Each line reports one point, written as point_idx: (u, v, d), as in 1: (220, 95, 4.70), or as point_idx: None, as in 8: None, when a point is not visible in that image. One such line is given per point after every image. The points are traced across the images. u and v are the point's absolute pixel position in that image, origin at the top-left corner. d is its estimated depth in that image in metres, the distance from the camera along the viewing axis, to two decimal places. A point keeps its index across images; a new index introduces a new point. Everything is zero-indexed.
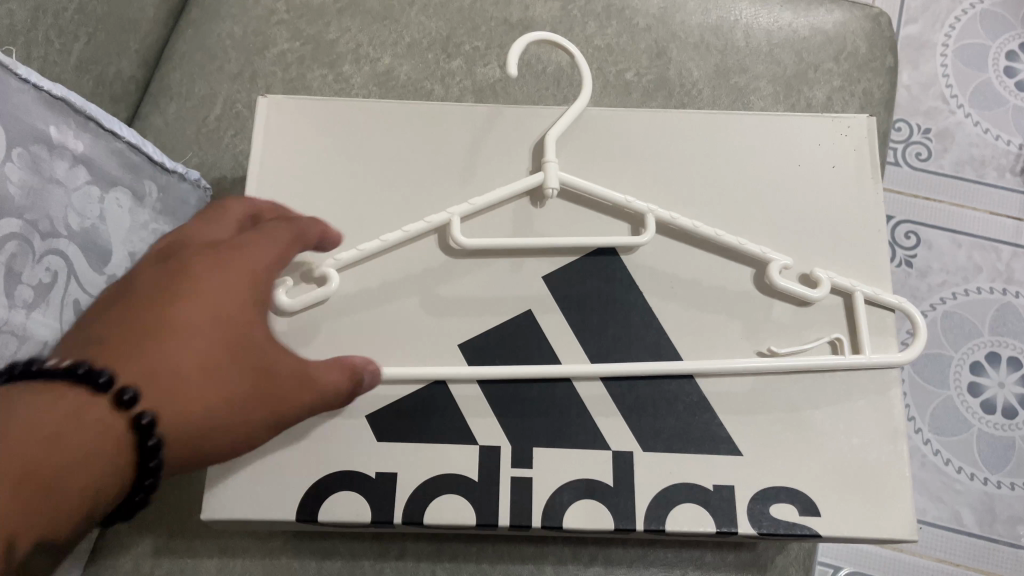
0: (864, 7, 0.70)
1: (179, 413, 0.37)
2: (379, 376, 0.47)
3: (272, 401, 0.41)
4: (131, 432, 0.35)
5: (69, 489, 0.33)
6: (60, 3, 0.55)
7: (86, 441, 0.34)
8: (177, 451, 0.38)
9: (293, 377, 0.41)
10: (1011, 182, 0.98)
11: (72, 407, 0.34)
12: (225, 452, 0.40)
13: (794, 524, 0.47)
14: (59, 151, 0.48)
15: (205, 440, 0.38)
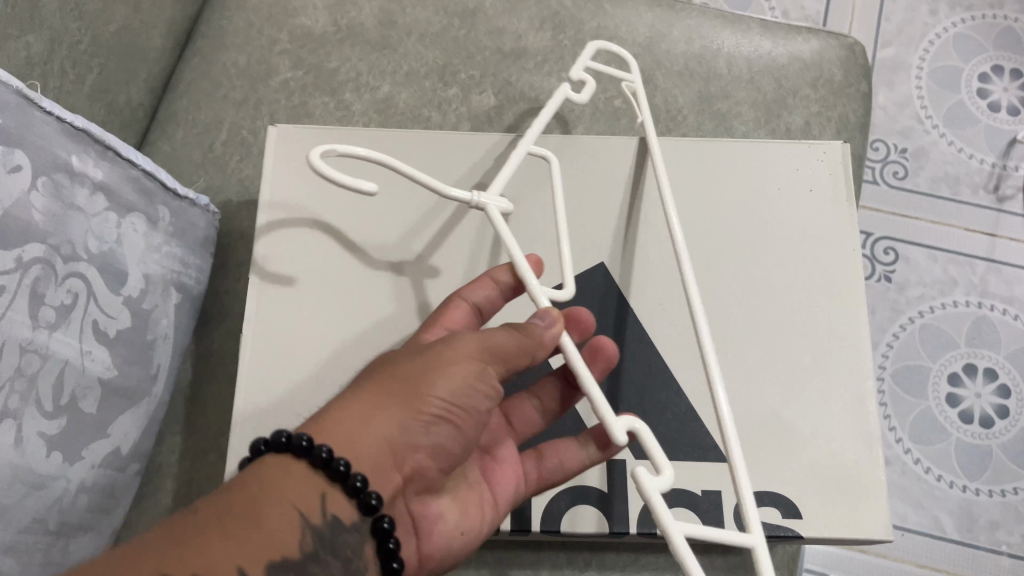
0: (839, 36, 0.73)
1: (340, 419, 0.40)
2: (552, 318, 0.44)
3: (412, 388, 0.41)
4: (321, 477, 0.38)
5: (264, 556, 0.35)
6: (75, 36, 0.57)
7: (282, 487, 0.37)
8: (368, 451, 0.40)
9: (421, 363, 0.42)
10: (985, 200, 1.02)
11: (264, 469, 0.38)
12: (414, 435, 0.41)
13: (778, 526, 0.50)
14: (80, 179, 0.51)
15: (370, 433, 0.40)
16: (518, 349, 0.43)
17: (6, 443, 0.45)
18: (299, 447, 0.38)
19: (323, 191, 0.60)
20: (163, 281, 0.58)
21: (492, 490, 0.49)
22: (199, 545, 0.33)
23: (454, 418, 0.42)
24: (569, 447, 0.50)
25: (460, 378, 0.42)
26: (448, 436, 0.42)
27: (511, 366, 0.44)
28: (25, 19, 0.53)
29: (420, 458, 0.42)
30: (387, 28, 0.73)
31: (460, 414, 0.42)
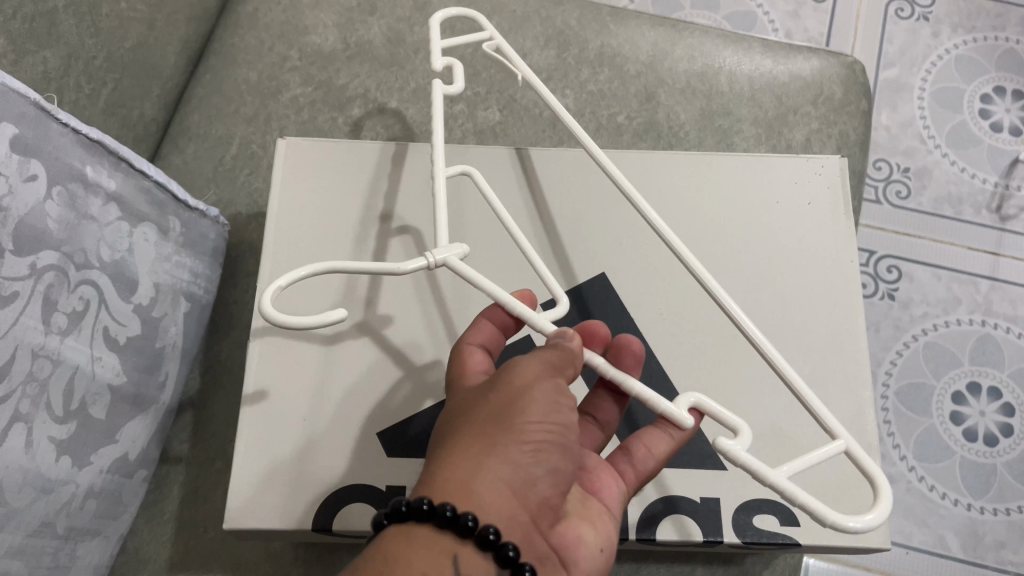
0: (839, 55, 0.75)
1: (449, 478, 0.37)
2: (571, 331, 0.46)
3: (501, 423, 0.39)
4: (447, 536, 0.35)
5: None
6: (91, 51, 0.59)
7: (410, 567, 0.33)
8: (491, 496, 0.37)
9: (499, 400, 0.41)
10: (988, 219, 1.02)
11: (389, 543, 0.35)
12: (529, 465, 0.38)
13: (776, 533, 0.51)
14: (94, 189, 0.52)
15: (486, 479, 0.37)
16: (568, 361, 0.44)
17: (18, 447, 0.46)
18: (422, 511, 0.35)
19: (331, 202, 0.62)
20: (173, 291, 0.59)
21: (607, 507, 0.45)
22: None
23: (558, 440, 0.40)
24: (652, 439, 0.46)
25: (544, 398, 0.40)
26: (558, 458, 0.40)
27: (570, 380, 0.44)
28: (42, 34, 0.55)
29: (542, 489, 0.39)
30: (395, 46, 0.74)
31: (560, 433, 0.40)
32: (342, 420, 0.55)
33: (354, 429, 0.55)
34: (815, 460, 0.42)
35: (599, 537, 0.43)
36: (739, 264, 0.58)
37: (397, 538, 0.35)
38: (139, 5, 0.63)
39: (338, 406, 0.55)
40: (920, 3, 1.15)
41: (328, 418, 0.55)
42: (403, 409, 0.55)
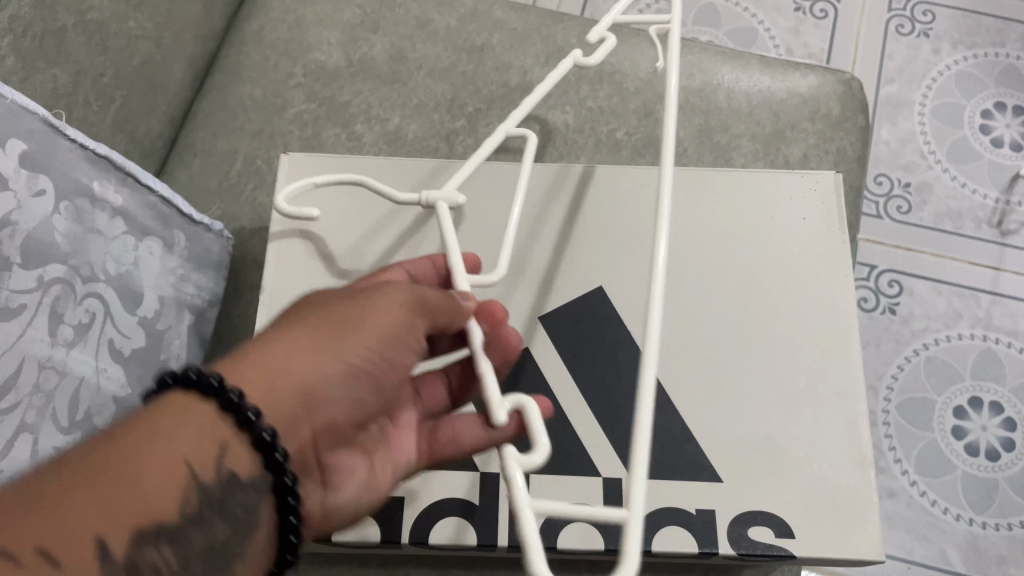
0: (836, 73, 0.76)
1: (258, 360, 0.39)
2: (471, 296, 0.48)
3: (337, 335, 0.41)
4: (219, 410, 0.36)
5: (156, 518, 0.33)
6: (99, 69, 0.60)
7: (176, 431, 0.35)
8: (283, 389, 0.39)
9: (343, 313, 0.43)
10: (988, 234, 1.03)
11: (163, 409, 0.35)
12: (330, 380, 0.40)
13: (771, 545, 0.51)
14: (101, 204, 0.54)
15: (293, 375, 0.39)
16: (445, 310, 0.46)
17: (24, 456, 0.47)
18: (204, 386, 0.36)
19: (331, 216, 0.63)
20: (177, 304, 0.60)
21: (394, 457, 0.49)
22: (97, 503, 0.31)
23: (372, 364, 0.42)
24: (472, 422, 0.47)
25: (384, 329, 0.43)
26: (362, 391, 0.42)
27: (438, 324, 0.46)
28: (52, 52, 0.56)
29: (333, 414, 0.41)
30: (398, 63, 0.75)
31: (375, 362, 0.43)
32: None
33: None
34: (548, 508, 0.39)
35: (370, 483, 0.47)
36: (734, 277, 0.59)
37: (169, 401, 0.36)
38: (147, 24, 0.64)
39: None
40: (920, 20, 1.16)
41: None
42: None
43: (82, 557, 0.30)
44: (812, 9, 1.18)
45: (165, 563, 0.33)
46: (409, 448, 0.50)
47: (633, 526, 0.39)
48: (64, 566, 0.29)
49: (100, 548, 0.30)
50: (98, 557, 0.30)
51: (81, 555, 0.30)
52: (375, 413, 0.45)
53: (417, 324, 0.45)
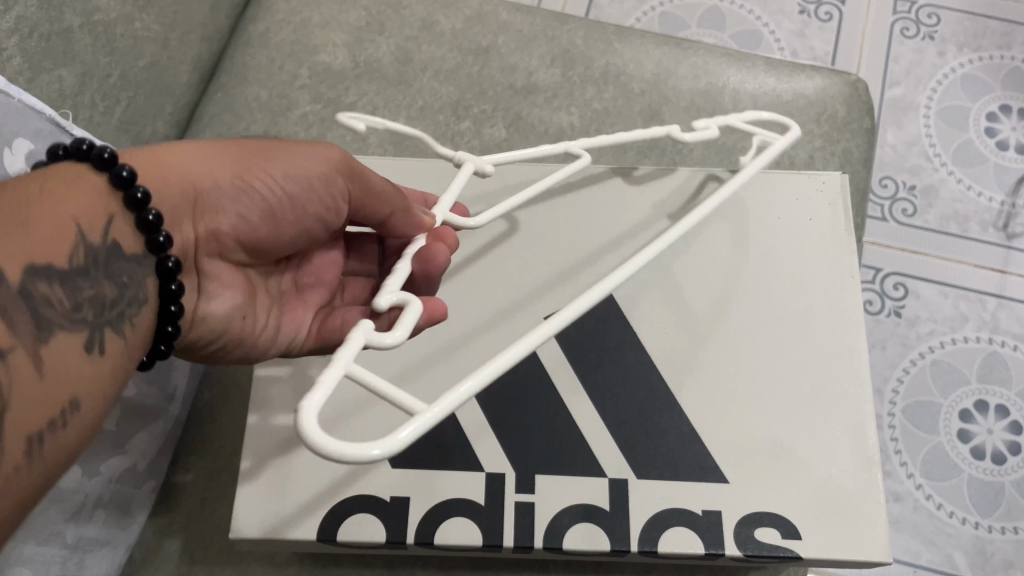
0: (842, 74, 0.76)
1: (165, 156, 0.45)
2: (430, 213, 0.50)
3: (247, 158, 0.47)
4: (104, 182, 0.41)
5: (52, 258, 0.36)
6: (105, 69, 0.60)
7: (69, 191, 0.39)
8: (175, 183, 0.45)
9: (265, 145, 0.48)
10: (994, 237, 1.03)
11: (59, 175, 0.40)
12: (221, 191, 0.46)
13: (777, 546, 0.51)
14: None
15: (187, 173, 0.45)
16: (381, 190, 0.49)
17: None
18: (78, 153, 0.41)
19: None
20: None
21: (281, 316, 0.53)
22: (1, 231, 0.35)
23: (268, 196, 0.47)
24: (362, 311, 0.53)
25: (296, 169, 0.47)
26: (250, 212, 0.47)
27: (366, 200, 0.49)
28: (59, 53, 0.56)
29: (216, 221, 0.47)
30: (403, 65, 0.75)
31: (274, 194, 0.47)
32: (348, 431, 0.55)
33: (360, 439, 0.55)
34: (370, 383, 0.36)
35: (249, 315, 0.51)
36: (738, 268, 0.59)
37: (48, 172, 0.40)
38: (153, 25, 0.64)
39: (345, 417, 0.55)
40: (925, 22, 1.15)
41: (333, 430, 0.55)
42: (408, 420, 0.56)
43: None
44: (817, 12, 1.18)
45: (57, 301, 0.36)
46: (304, 315, 0.54)
47: (412, 429, 0.35)
48: None
49: None
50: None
51: None
52: (263, 246, 0.50)
53: (337, 182, 0.48)
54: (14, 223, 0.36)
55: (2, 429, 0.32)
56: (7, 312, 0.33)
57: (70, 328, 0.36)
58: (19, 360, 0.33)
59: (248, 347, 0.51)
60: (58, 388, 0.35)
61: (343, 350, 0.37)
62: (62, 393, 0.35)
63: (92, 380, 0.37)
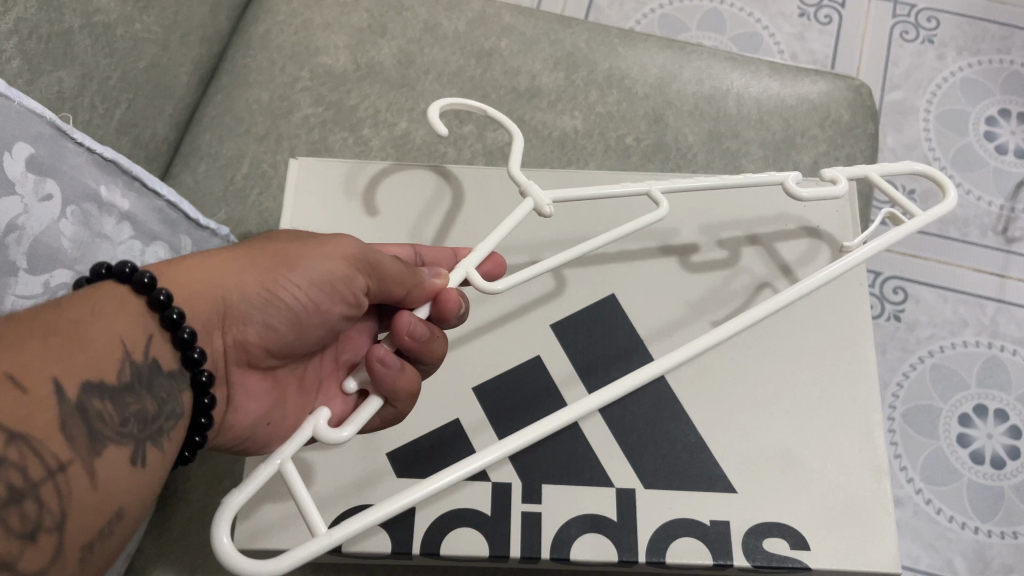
0: (846, 79, 0.75)
1: (194, 269, 0.43)
2: (442, 275, 0.49)
3: (275, 267, 0.45)
4: (142, 302, 0.40)
5: (104, 375, 0.36)
6: (105, 72, 0.59)
7: (115, 306, 0.39)
8: (205, 301, 0.43)
9: (289, 249, 0.46)
10: (994, 241, 1.02)
11: (104, 292, 0.39)
12: (249, 305, 0.44)
13: (786, 557, 0.50)
14: (108, 209, 0.53)
15: (217, 288, 0.43)
16: (401, 277, 0.47)
17: None
18: (119, 274, 0.39)
19: (344, 217, 0.63)
20: None
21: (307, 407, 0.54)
22: (55, 349, 0.35)
23: (299, 306, 0.45)
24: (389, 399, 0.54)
25: (320, 275, 0.45)
26: (283, 322, 0.46)
27: (388, 286, 0.48)
28: (58, 55, 0.55)
29: (247, 333, 0.45)
30: (406, 67, 0.75)
31: (300, 304, 0.45)
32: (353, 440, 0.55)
33: (365, 449, 0.55)
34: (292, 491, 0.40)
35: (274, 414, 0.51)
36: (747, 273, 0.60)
37: (91, 289, 0.39)
38: (154, 27, 0.64)
39: None
40: (925, 25, 1.15)
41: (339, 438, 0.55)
42: (414, 430, 0.55)
43: (40, 388, 0.34)
44: (817, 15, 1.17)
45: (106, 416, 0.36)
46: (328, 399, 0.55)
47: (301, 553, 0.38)
48: (28, 391, 0.33)
49: (55, 387, 0.34)
50: (51, 394, 0.34)
51: (38, 386, 0.34)
52: (294, 348, 0.49)
53: (359, 280, 0.47)
54: (69, 339, 0.36)
55: (59, 539, 0.33)
56: (66, 426, 0.34)
57: (118, 440, 0.37)
58: (75, 474, 0.34)
59: (270, 446, 0.52)
60: (105, 500, 0.36)
61: (289, 442, 0.41)
62: (110, 505, 0.36)
63: (138, 489, 0.38)
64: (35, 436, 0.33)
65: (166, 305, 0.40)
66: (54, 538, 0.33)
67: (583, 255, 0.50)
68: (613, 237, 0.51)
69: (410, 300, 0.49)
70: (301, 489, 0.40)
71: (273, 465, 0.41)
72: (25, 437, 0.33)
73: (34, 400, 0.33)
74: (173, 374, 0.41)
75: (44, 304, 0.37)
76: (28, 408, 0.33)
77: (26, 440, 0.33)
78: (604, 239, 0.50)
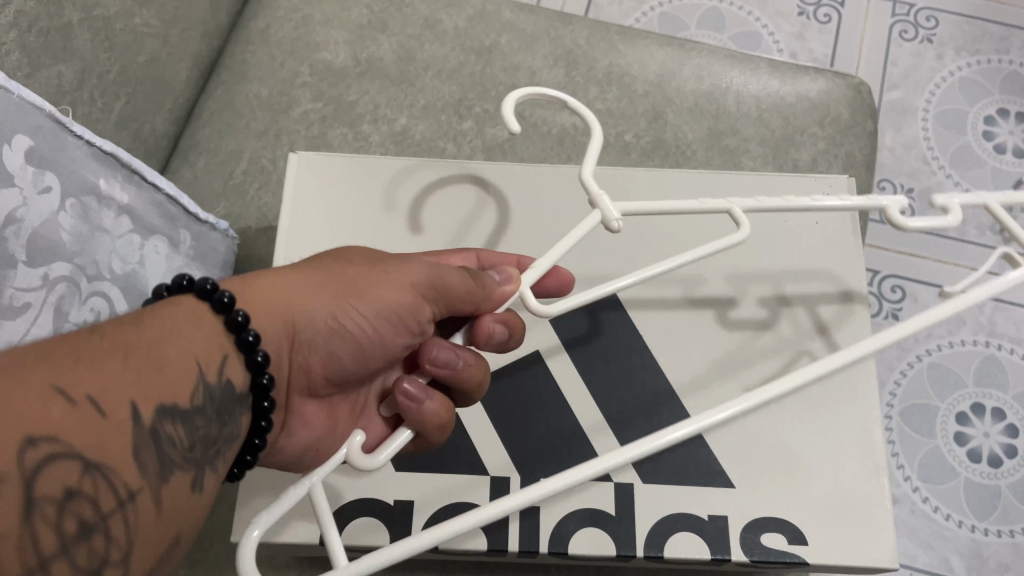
0: (846, 77, 0.75)
1: (269, 289, 0.43)
2: (514, 280, 0.47)
3: (348, 291, 0.44)
4: (221, 322, 0.40)
5: (177, 399, 0.36)
6: (104, 66, 0.59)
7: (192, 325, 0.39)
8: (278, 331, 0.43)
9: (361, 272, 0.45)
10: (991, 240, 1.03)
11: (182, 309, 0.39)
12: (317, 334, 0.44)
13: (784, 552, 0.50)
14: (107, 202, 0.53)
15: (292, 313, 0.43)
16: (467, 292, 0.46)
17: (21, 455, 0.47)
18: (203, 290, 0.39)
19: (343, 206, 0.63)
20: None
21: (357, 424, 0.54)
22: (137, 371, 0.35)
23: (368, 332, 0.45)
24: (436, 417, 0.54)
25: (389, 306, 0.45)
26: (350, 348, 0.46)
27: (455, 306, 0.47)
28: (58, 49, 0.55)
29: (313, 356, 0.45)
30: (405, 64, 0.75)
31: (365, 333, 0.45)
32: None
33: None
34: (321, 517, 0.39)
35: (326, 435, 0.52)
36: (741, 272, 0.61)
37: (169, 304, 0.39)
38: (153, 21, 0.64)
39: None
40: (924, 25, 1.15)
41: None
42: None
43: (121, 413, 0.33)
44: (817, 14, 1.17)
45: (177, 441, 0.36)
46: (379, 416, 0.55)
47: None
48: (110, 417, 0.33)
49: (134, 412, 0.34)
50: (129, 419, 0.33)
51: (119, 410, 0.33)
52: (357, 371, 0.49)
53: (425, 307, 0.46)
54: (148, 359, 0.35)
55: (126, 571, 0.33)
56: (139, 454, 0.34)
57: (182, 467, 0.36)
58: (144, 503, 0.34)
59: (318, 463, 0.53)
60: (166, 528, 0.35)
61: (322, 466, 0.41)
62: (168, 533, 0.36)
63: (193, 515, 0.37)
64: (112, 464, 0.33)
65: (243, 329, 0.40)
66: (120, 572, 0.32)
67: (659, 275, 0.45)
68: (690, 258, 0.46)
69: (478, 320, 0.49)
70: (329, 519, 0.39)
71: (304, 488, 0.40)
72: (101, 466, 0.32)
73: (116, 427, 0.33)
74: (241, 397, 0.41)
75: (124, 320, 0.36)
76: (106, 436, 0.32)
77: (103, 468, 0.32)
78: (683, 258, 0.46)
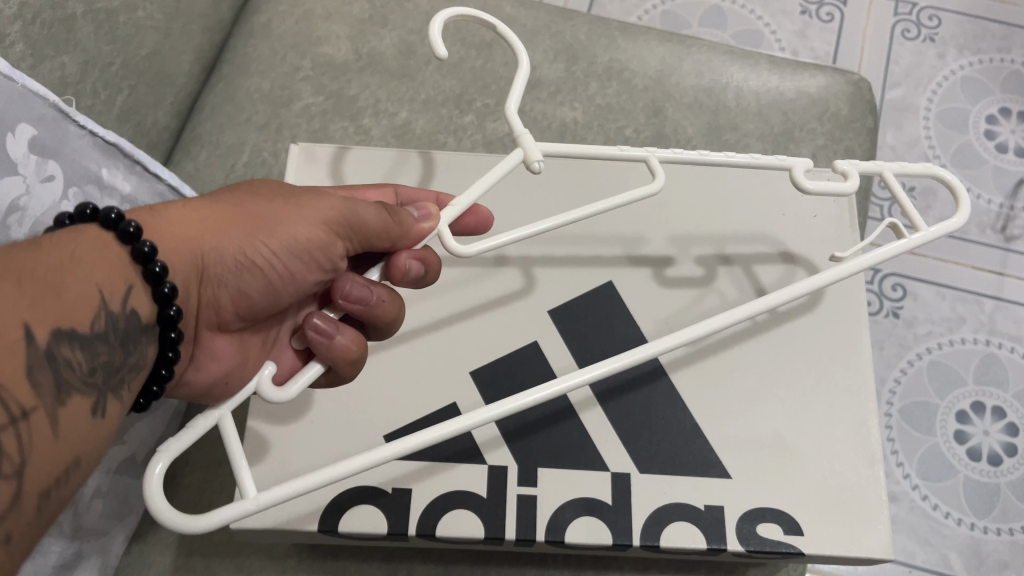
0: (846, 73, 0.75)
1: (173, 222, 0.43)
2: (431, 219, 0.48)
3: (258, 224, 0.44)
4: (126, 251, 0.40)
5: (75, 323, 0.37)
6: (107, 58, 0.60)
7: (95, 254, 0.39)
8: (184, 263, 0.42)
9: (269, 207, 0.45)
10: (992, 239, 1.03)
11: (83, 238, 0.39)
12: (226, 268, 0.44)
13: (779, 542, 0.51)
14: (109, 192, 0.54)
15: (198, 245, 0.42)
16: (384, 231, 0.47)
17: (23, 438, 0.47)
18: (105, 221, 0.39)
19: None
20: None
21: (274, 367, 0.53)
22: (29, 294, 0.35)
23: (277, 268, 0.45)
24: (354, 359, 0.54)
25: (299, 240, 0.44)
26: (260, 284, 0.45)
27: (371, 242, 0.47)
28: (61, 40, 0.56)
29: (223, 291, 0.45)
30: (406, 58, 0.75)
31: (276, 270, 0.45)
32: (347, 420, 0.55)
33: (359, 429, 0.55)
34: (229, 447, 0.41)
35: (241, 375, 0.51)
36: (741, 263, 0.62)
37: (70, 233, 0.39)
38: (156, 14, 0.64)
39: (346, 405, 0.56)
40: (926, 24, 1.16)
41: (332, 419, 0.55)
42: (411, 413, 0.56)
43: (10, 332, 0.34)
44: (819, 13, 1.18)
45: (75, 364, 0.37)
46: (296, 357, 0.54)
47: (237, 510, 0.40)
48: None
49: (26, 333, 0.35)
50: (21, 339, 0.34)
51: (9, 330, 0.34)
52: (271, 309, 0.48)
53: (338, 244, 0.46)
54: (45, 284, 0.36)
55: (20, 484, 0.34)
56: (32, 373, 0.35)
57: (83, 391, 0.37)
58: (38, 421, 0.35)
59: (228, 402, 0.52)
60: (63, 449, 0.36)
61: (231, 399, 0.43)
62: (68, 454, 0.37)
63: (96, 440, 0.38)
64: (4, 382, 0.34)
65: (149, 258, 0.40)
66: (12, 485, 0.33)
67: (566, 224, 0.48)
68: (608, 205, 0.49)
69: (393, 256, 0.49)
70: (237, 451, 0.41)
71: (212, 419, 0.42)
72: None
73: (4, 344, 0.34)
74: (148, 327, 0.41)
75: (20, 245, 0.37)
76: None
77: None
78: (608, 202, 0.48)
